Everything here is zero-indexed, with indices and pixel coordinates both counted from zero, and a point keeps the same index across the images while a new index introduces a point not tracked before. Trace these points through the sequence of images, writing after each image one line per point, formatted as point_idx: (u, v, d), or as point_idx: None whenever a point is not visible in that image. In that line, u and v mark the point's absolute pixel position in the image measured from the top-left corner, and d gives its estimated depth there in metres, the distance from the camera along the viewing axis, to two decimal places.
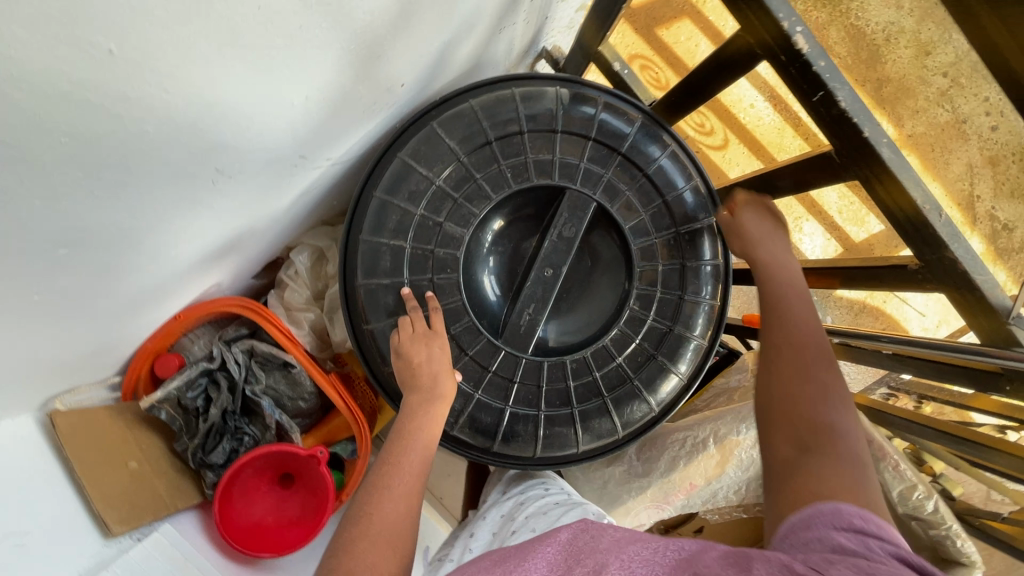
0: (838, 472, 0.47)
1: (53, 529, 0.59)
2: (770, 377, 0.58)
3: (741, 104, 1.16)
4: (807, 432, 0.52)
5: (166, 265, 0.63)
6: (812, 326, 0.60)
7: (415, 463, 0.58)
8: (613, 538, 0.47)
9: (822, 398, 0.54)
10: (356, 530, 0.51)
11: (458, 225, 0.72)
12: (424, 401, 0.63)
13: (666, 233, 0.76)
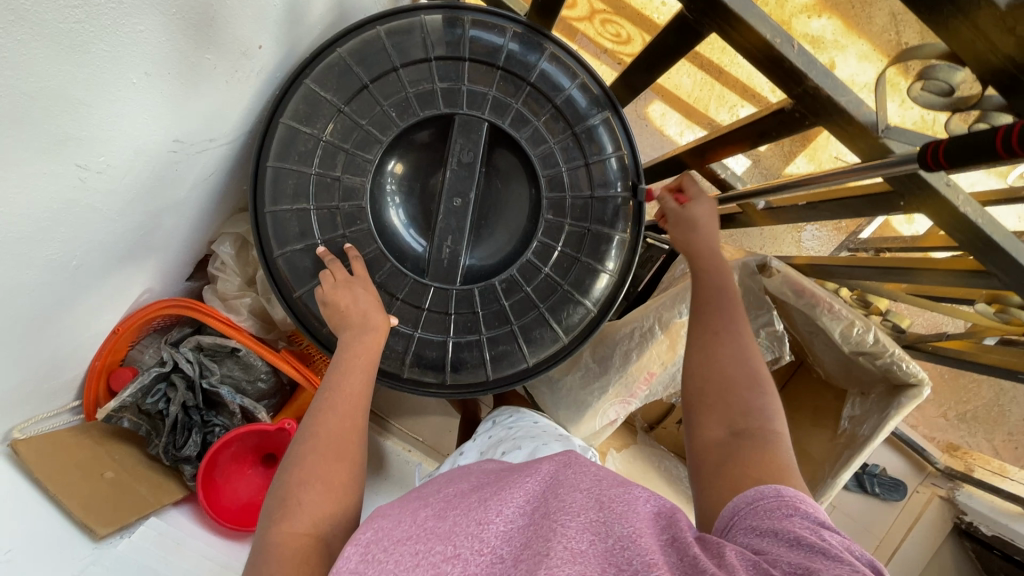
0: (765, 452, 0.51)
1: (36, 542, 0.62)
2: (705, 360, 0.60)
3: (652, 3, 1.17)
4: (739, 418, 0.55)
5: (76, 277, 0.64)
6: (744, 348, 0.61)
7: (357, 388, 0.62)
8: (597, 478, 0.46)
9: (752, 385, 0.57)
10: (306, 447, 0.56)
11: (356, 175, 0.72)
12: (356, 334, 0.67)
13: (563, 137, 0.76)
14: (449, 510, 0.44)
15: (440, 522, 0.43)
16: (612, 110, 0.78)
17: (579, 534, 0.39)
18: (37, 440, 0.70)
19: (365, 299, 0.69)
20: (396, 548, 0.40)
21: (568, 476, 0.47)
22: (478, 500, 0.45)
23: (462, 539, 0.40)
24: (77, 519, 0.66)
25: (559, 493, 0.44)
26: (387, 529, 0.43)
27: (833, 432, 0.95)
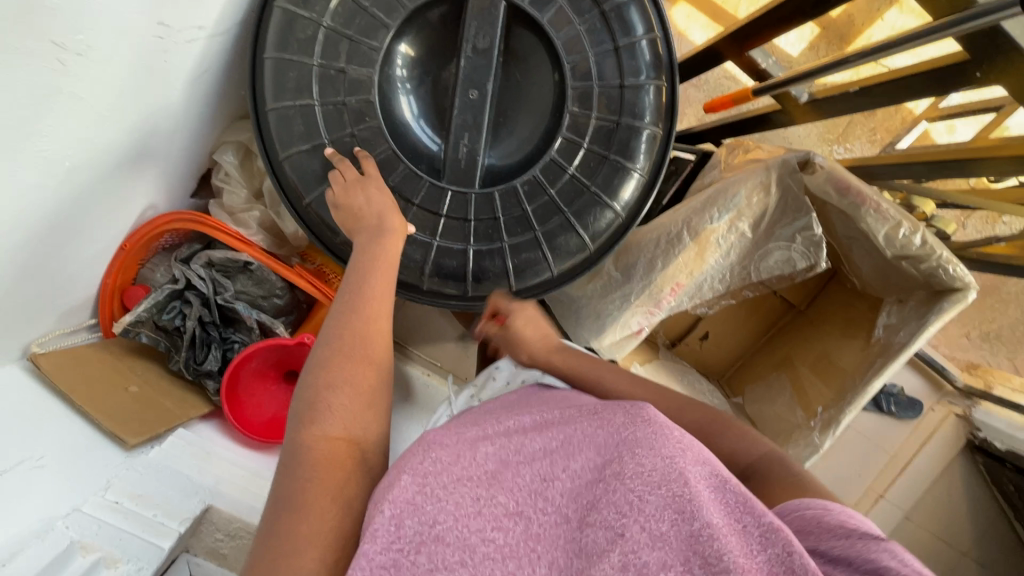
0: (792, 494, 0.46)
1: (70, 450, 0.62)
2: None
3: None
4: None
5: (76, 182, 0.60)
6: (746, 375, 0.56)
7: (380, 294, 0.58)
8: (683, 447, 0.40)
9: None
10: (330, 352, 0.53)
11: (362, 66, 0.66)
12: (373, 236, 0.63)
13: (590, 17, 0.68)
14: (515, 453, 0.44)
15: (504, 468, 0.42)
16: None
17: (660, 514, 0.36)
18: (57, 355, 0.69)
19: (380, 199, 0.65)
20: (457, 485, 0.41)
21: (643, 435, 0.41)
22: (542, 450, 0.44)
23: (523, 495, 0.40)
24: (106, 430, 0.66)
25: (637, 453, 0.40)
26: (442, 462, 0.42)
27: (865, 342, 0.92)
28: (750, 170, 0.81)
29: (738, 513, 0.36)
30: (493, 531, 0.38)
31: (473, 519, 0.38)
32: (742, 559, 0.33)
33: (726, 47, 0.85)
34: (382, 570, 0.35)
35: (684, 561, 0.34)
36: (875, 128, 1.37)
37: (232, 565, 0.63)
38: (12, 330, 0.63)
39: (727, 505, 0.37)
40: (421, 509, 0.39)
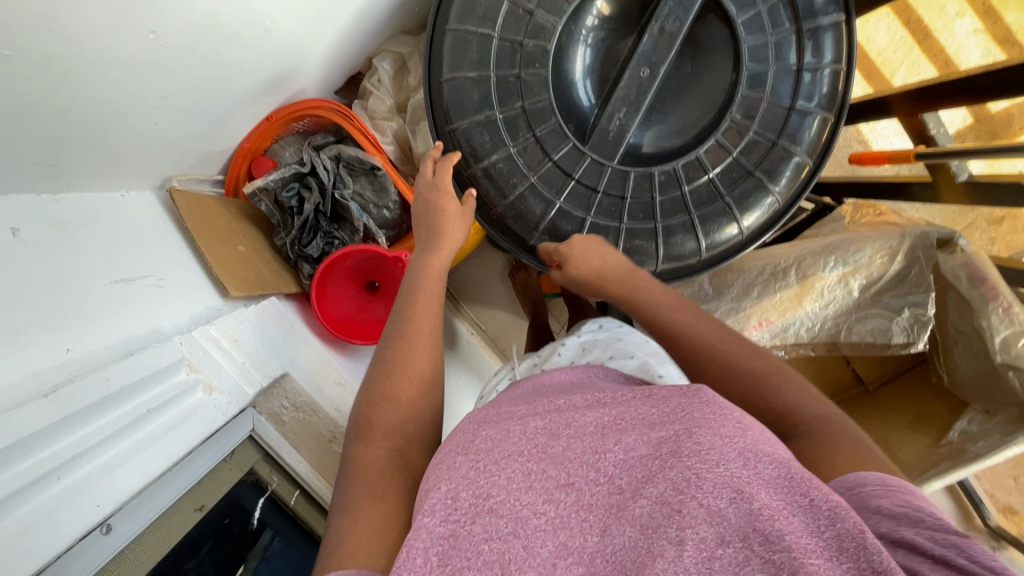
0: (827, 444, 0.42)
1: (184, 282, 0.66)
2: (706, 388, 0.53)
3: None
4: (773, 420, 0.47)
5: (264, 40, 0.64)
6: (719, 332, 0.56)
7: (431, 294, 0.61)
8: (744, 429, 0.33)
9: (767, 382, 0.49)
10: (392, 337, 0.56)
11: (550, 13, 0.67)
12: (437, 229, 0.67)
13: (784, 31, 0.67)
14: (564, 426, 0.36)
15: (553, 440, 0.36)
16: (848, 16, 0.68)
17: (717, 490, 0.30)
18: (189, 194, 0.73)
19: (445, 203, 0.69)
20: (509, 459, 0.35)
21: (705, 418, 0.34)
22: (594, 423, 0.36)
23: (576, 464, 0.34)
24: (213, 273, 0.70)
25: (695, 431, 0.33)
26: (495, 438, 0.37)
27: (934, 441, 0.86)
28: (884, 232, 0.81)
29: (803, 490, 0.29)
30: (545, 504, 0.33)
31: (523, 494, 0.33)
32: (802, 547, 0.27)
33: (899, 104, 0.82)
34: (441, 543, 0.31)
35: (744, 538, 0.28)
36: (996, 240, 1.22)
37: (288, 434, 0.65)
38: (163, 159, 0.68)
39: (790, 484, 0.30)
40: (476, 484, 0.34)
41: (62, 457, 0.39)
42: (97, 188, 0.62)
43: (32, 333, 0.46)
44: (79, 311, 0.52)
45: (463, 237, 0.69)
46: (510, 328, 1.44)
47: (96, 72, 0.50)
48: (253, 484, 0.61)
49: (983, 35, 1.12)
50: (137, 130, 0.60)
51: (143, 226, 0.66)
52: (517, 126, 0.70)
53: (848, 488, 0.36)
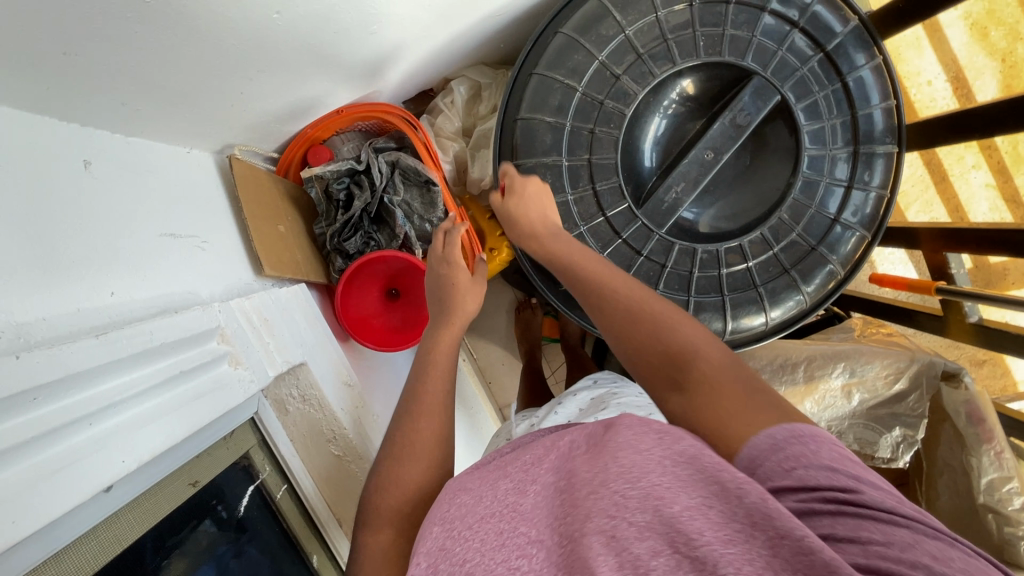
0: (717, 388, 0.42)
1: (224, 250, 0.65)
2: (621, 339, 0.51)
3: (918, 78, 1.14)
4: (676, 366, 0.46)
5: (364, 42, 0.66)
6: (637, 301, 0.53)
7: (441, 369, 0.61)
8: (662, 437, 0.35)
9: (670, 328, 0.49)
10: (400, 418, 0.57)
11: (635, 82, 0.71)
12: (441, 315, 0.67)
13: (840, 149, 0.73)
14: (529, 483, 0.37)
15: (520, 497, 0.36)
16: (899, 149, 0.74)
17: (640, 504, 0.31)
18: (246, 164, 0.73)
19: (456, 276, 0.71)
20: (483, 521, 0.36)
21: (625, 438, 0.35)
22: (552, 472, 0.38)
23: (544, 520, 0.34)
24: (252, 247, 0.70)
25: (618, 454, 0.34)
26: (467, 505, 0.38)
27: None
28: (894, 351, 0.85)
29: (713, 480, 0.31)
30: (519, 559, 0.32)
31: (495, 553, 0.33)
32: (720, 535, 0.28)
33: (927, 238, 0.87)
34: None
35: (672, 545, 0.29)
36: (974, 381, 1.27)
37: (288, 426, 0.64)
38: (233, 130, 0.69)
39: (701, 477, 0.31)
40: (453, 552, 0.35)
41: (99, 404, 0.37)
42: (167, 141, 0.62)
43: (83, 269, 0.45)
44: (128, 257, 0.50)
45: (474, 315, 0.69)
46: (502, 365, 1.45)
47: (211, 36, 0.51)
48: (245, 470, 0.59)
49: (993, 190, 1.20)
50: (224, 97, 0.61)
51: (198, 186, 0.66)
52: (580, 176, 0.73)
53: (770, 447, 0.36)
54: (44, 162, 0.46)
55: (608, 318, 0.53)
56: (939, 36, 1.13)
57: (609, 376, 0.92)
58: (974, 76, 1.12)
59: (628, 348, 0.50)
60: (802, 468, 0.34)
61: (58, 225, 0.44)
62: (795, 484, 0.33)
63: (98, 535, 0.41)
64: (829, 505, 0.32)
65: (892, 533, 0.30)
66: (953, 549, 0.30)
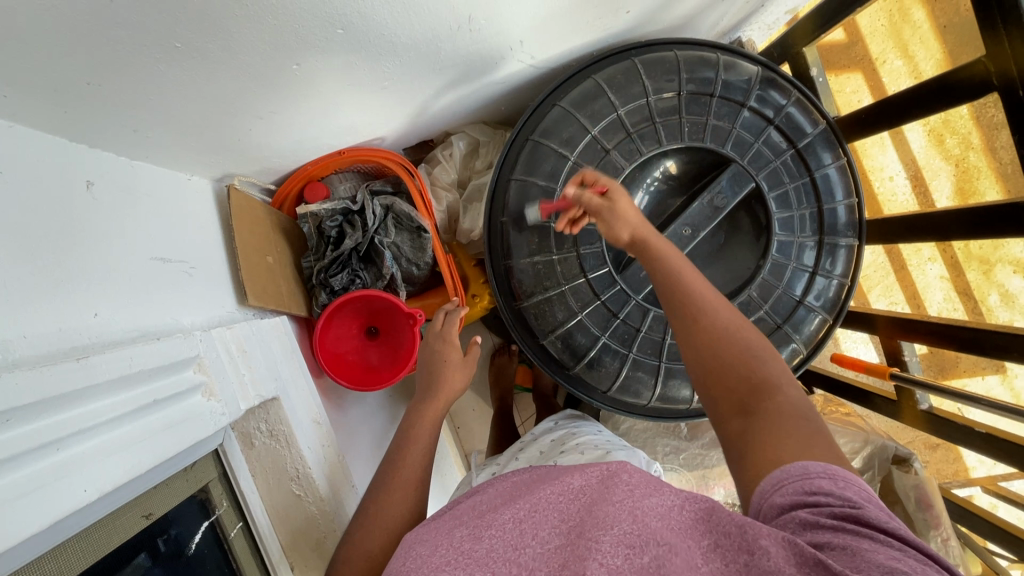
0: (792, 423, 0.44)
1: (212, 277, 0.66)
2: (699, 349, 0.52)
3: (881, 172, 1.25)
4: (748, 394, 0.48)
5: (373, 96, 0.70)
6: (734, 322, 0.53)
7: (419, 439, 0.63)
8: (633, 491, 0.40)
9: (757, 354, 0.50)
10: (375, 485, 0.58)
11: (624, 157, 0.75)
12: (430, 379, 0.70)
13: (807, 237, 0.78)
14: (485, 530, 0.41)
15: (476, 543, 0.39)
16: (860, 243, 0.80)
17: (613, 549, 0.35)
18: (243, 195, 0.75)
19: (448, 355, 0.73)
20: (442, 567, 0.38)
21: (601, 492, 0.41)
22: (512, 519, 0.41)
23: (501, 563, 0.37)
24: (239, 276, 0.71)
25: (594, 509, 0.39)
26: (425, 556, 0.40)
27: None
28: (851, 431, 0.89)
29: (681, 537, 0.36)
30: None
31: None
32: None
33: (884, 325, 0.92)
34: None
35: None
36: (927, 463, 1.32)
37: (251, 458, 0.64)
38: (236, 162, 0.71)
39: (672, 531, 0.36)
40: None
41: (73, 427, 0.37)
42: (170, 167, 0.64)
43: (73, 288, 0.46)
44: (118, 280, 0.51)
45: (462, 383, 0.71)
46: (472, 411, 1.44)
47: (232, 79, 0.54)
48: (200, 504, 0.57)
49: (946, 282, 1.25)
50: (231, 131, 0.63)
51: (194, 212, 0.67)
52: (565, 239, 0.76)
53: (774, 484, 0.40)
54: (49, 180, 0.47)
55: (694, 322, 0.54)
56: (900, 137, 1.23)
57: (571, 420, 0.93)
58: (934, 176, 1.21)
59: (699, 358, 0.52)
60: (819, 493, 0.37)
61: (54, 241, 0.45)
62: (807, 503, 0.37)
63: (43, 566, 0.40)
64: (829, 521, 0.35)
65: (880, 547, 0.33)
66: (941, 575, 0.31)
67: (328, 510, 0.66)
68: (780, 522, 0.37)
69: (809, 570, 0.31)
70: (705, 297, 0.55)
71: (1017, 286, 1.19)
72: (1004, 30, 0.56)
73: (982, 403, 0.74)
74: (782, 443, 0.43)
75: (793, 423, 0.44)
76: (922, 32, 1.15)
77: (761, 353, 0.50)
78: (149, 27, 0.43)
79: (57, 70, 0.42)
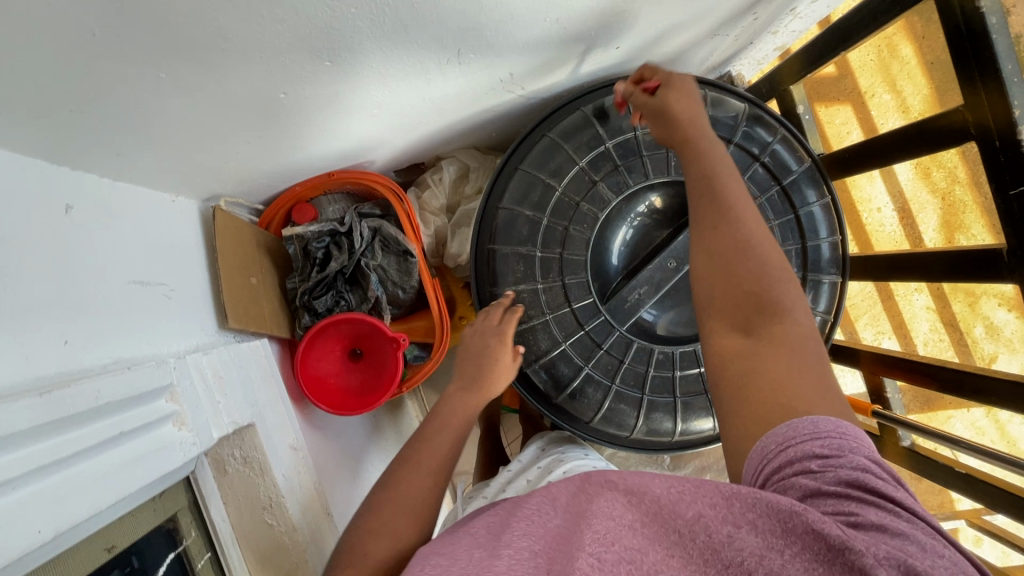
0: (793, 354, 0.46)
1: (193, 301, 0.66)
2: (716, 259, 0.53)
3: (870, 203, 1.29)
4: (754, 313, 0.49)
5: (363, 123, 0.70)
6: (760, 240, 0.52)
7: None
8: (626, 496, 0.35)
9: (774, 278, 0.51)
10: None
11: (611, 189, 0.76)
12: (463, 385, 0.68)
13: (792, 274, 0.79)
14: (502, 542, 0.35)
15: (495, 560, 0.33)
16: (843, 279, 0.81)
17: (616, 568, 0.31)
18: (229, 216, 0.75)
19: (498, 355, 0.72)
20: None
21: (587, 501, 0.36)
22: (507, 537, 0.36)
23: None
24: (220, 299, 0.70)
25: (586, 519, 0.34)
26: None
27: None
28: None
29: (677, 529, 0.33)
30: None
31: None
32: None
33: (867, 360, 0.93)
34: None
35: None
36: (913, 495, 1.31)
37: (224, 486, 0.62)
38: (223, 184, 0.71)
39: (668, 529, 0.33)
40: None
41: (33, 464, 0.36)
42: (155, 188, 0.64)
43: (44, 317, 0.45)
44: (93, 306, 0.50)
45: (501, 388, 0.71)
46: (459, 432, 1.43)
47: (218, 106, 0.54)
48: (168, 533, 0.55)
49: (932, 313, 1.19)
50: (218, 155, 0.63)
51: (177, 233, 0.66)
52: (551, 268, 0.76)
53: (779, 444, 0.40)
54: (27, 205, 0.47)
55: (708, 233, 0.55)
56: (889, 170, 1.24)
57: (557, 444, 0.93)
58: (920, 208, 1.19)
59: (715, 267, 0.53)
60: (824, 458, 0.37)
61: (27, 269, 0.45)
62: (812, 468, 0.37)
63: None
64: (835, 489, 0.35)
65: (888, 520, 0.33)
66: (942, 545, 0.32)
67: (302, 540, 0.64)
68: (782, 486, 0.37)
69: (798, 538, 0.32)
70: (730, 220, 0.54)
71: (1002, 319, 1.07)
72: (979, 82, 0.57)
73: (963, 446, 0.74)
74: (792, 385, 0.44)
75: (795, 353, 0.46)
76: (909, 67, 1.11)
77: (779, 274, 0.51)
78: (131, 57, 0.43)
79: (35, 98, 0.42)
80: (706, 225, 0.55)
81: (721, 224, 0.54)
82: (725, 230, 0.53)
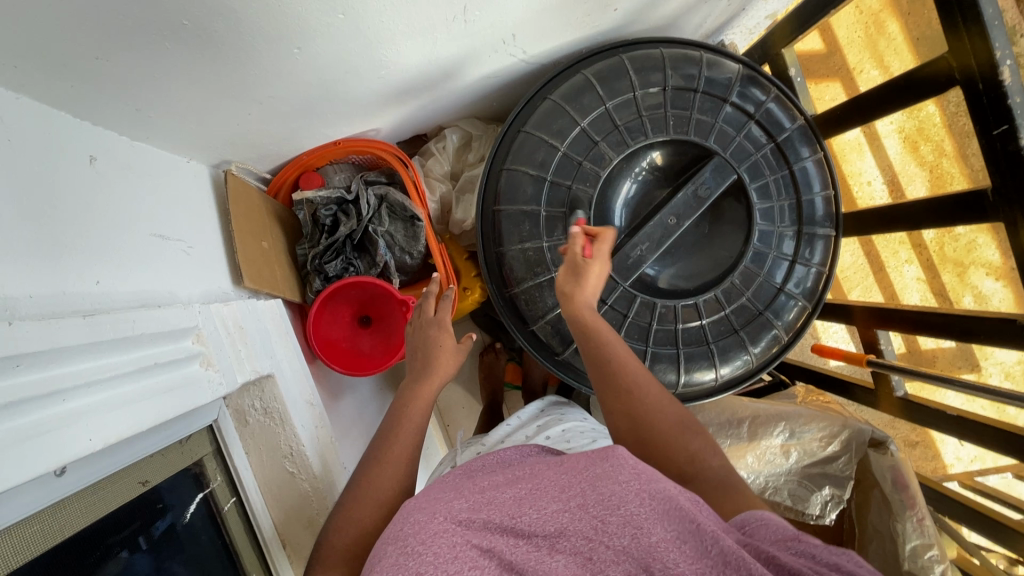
0: (721, 488, 0.50)
1: (209, 259, 0.67)
2: (630, 420, 0.56)
3: (860, 177, 1.24)
4: (679, 459, 0.53)
5: (369, 84, 0.71)
6: (664, 397, 0.57)
7: (409, 423, 0.63)
8: (639, 469, 0.40)
9: (686, 430, 0.55)
10: (364, 462, 0.59)
11: (612, 148, 0.78)
12: (416, 380, 0.68)
13: (786, 227, 0.82)
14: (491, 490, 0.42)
15: (474, 513, 0.39)
16: (836, 234, 0.84)
17: (621, 530, 0.36)
18: (241, 181, 0.76)
19: (442, 340, 0.72)
20: (436, 536, 0.37)
21: (608, 473, 0.42)
22: (512, 496, 0.41)
23: (499, 533, 0.38)
24: (234, 259, 0.72)
25: (599, 482, 0.39)
26: (420, 522, 0.39)
27: None
28: (830, 417, 0.91)
29: (691, 518, 0.37)
30: (468, 571, 0.35)
31: (450, 566, 0.35)
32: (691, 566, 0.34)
33: (861, 315, 0.95)
34: None
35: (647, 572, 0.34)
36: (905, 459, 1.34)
37: (245, 437, 0.64)
38: (233, 149, 0.73)
39: (679, 513, 0.37)
40: (403, 566, 0.35)
41: (78, 380, 0.39)
42: (167, 149, 0.65)
43: (75, 259, 0.47)
44: (116, 253, 0.52)
45: (451, 370, 0.71)
46: (461, 408, 1.44)
47: (232, 61, 0.55)
48: (195, 477, 0.57)
49: (923, 284, 1.21)
50: (229, 115, 0.64)
51: (190, 195, 0.68)
52: (555, 227, 0.79)
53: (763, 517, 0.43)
54: (50, 152, 0.48)
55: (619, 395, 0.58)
56: (878, 143, 1.22)
57: (557, 406, 0.95)
58: (911, 182, 1.21)
59: (632, 428, 0.56)
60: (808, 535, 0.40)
61: (58, 214, 0.46)
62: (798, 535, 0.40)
63: (39, 523, 0.41)
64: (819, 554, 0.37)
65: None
66: None
67: (321, 487, 0.67)
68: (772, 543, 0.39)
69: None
70: (631, 381, 0.58)
71: (990, 288, 1.17)
72: (962, 29, 0.60)
73: (955, 385, 0.77)
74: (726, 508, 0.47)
75: (725, 489, 0.49)
76: (896, 43, 1.18)
77: (688, 425, 0.55)
78: (155, 5, 0.44)
79: (62, 44, 0.43)
80: (613, 389, 0.58)
81: (627, 383, 0.58)
82: (629, 389, 0.57)
